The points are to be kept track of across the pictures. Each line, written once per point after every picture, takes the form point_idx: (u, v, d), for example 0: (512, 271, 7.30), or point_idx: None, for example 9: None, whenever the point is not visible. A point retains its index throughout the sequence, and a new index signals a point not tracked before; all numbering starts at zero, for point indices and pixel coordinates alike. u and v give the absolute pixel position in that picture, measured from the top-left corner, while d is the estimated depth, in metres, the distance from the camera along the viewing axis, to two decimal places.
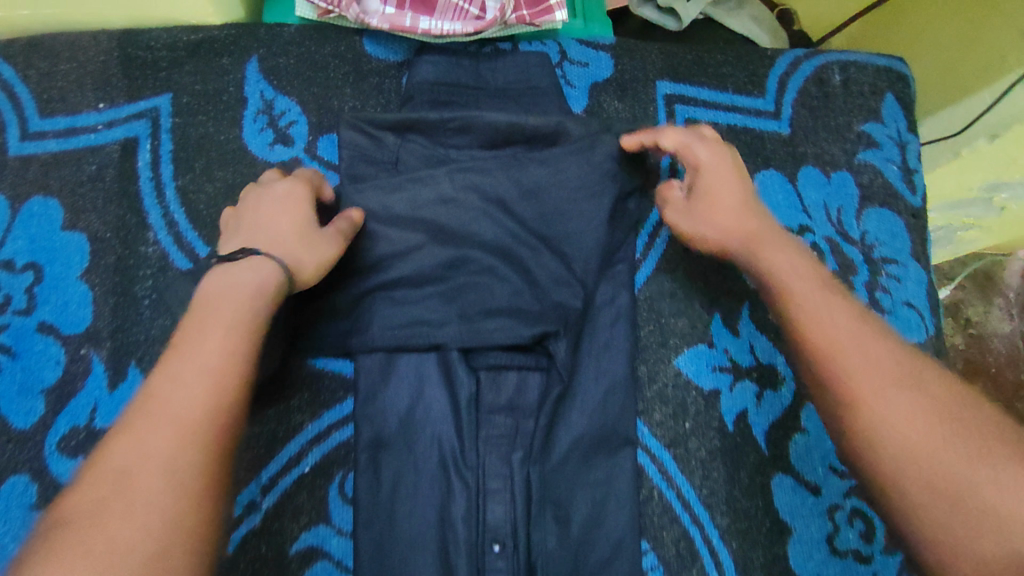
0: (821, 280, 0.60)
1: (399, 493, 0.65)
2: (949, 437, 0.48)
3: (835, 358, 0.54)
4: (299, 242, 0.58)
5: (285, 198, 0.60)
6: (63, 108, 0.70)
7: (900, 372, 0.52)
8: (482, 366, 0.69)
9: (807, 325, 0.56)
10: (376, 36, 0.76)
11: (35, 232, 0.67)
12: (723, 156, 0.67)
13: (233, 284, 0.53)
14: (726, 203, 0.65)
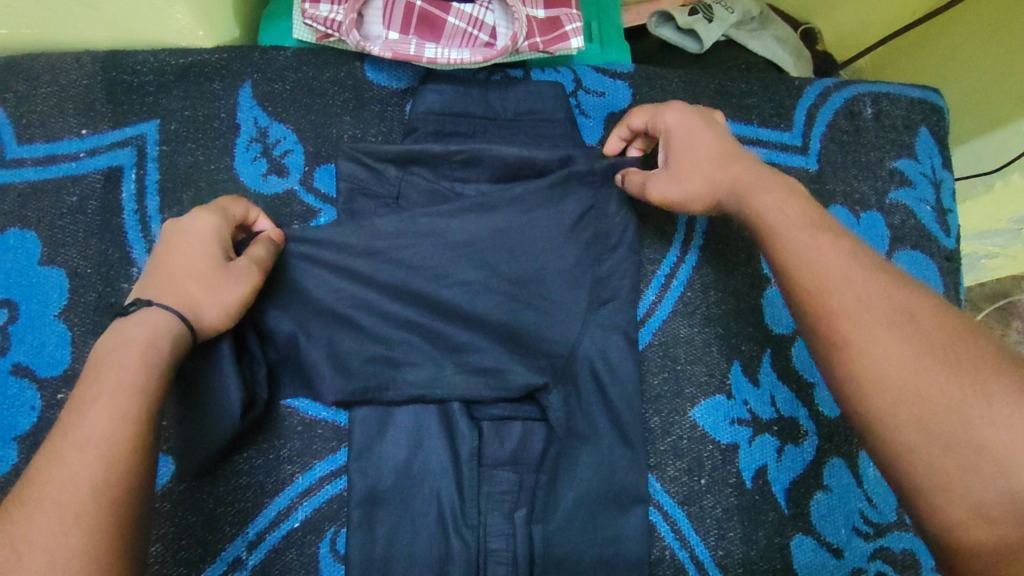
0: (810, 216, 0.54)
1: (394, 551, 0.60)
2: (938, 374, 0.42)
3: (822, 300, 0.48)
4: (202, 284, 0.53)
5: (194, 231, 0.55)
6: (44, 134, 0.66)
7: (893, 308, 0.46)
8: (485, 417, 0.64)
9: (790, 266, 0.51)
10: (379, 62, 0.71)
11: (10, 266, 0.63)
12: (693, 115, 0.62)
13: (138, 323, 0.50)
14: (701, 161, 0.59)
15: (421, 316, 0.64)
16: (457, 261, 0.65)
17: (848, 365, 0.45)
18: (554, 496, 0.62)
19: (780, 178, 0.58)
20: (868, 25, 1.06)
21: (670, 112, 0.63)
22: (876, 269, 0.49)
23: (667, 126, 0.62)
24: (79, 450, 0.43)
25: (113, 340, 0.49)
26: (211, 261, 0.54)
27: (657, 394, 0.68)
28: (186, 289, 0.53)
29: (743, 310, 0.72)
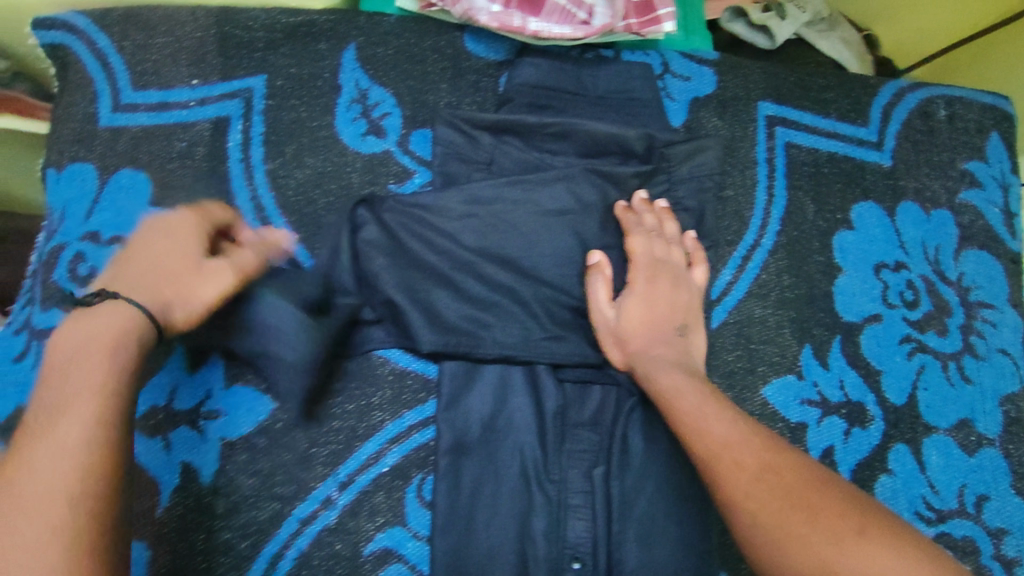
0: (705, 394, 0.60)
1: (478, 499, 0.62)
2: (809, 516, 0.49)
3: (712, 463, 0.54)
4: (178, 281, 0.53)
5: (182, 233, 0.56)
6: (156, 82, 0.68)
7: (759, 464, 0.53)
8: (569, 378, 0.67)
9: (689, 438, 0.57)
10: (478, 34, 0.74)
11: (122, 205, 0.66)
12: (658, 278, 0.67)
13: (95, 323, 0.49)
14: (646, 338, 0.64)
15: (513, 278, 0.66)
16: (547, 230, 0.68)
17: (734, 514, 0.52)
18: (628, 454, 0.65)
19: (688, 364, 0.64)
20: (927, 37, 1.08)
21: (638, 237, 0.67)
22: (754, 433, 0.56)
23: (634, 284, 0.66)
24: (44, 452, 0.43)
25: (74, 340, 0.49)
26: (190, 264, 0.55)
27: (731, 369, 0.70)
28: (163, 284, 0.53)
29: (816, 295, 0.74)
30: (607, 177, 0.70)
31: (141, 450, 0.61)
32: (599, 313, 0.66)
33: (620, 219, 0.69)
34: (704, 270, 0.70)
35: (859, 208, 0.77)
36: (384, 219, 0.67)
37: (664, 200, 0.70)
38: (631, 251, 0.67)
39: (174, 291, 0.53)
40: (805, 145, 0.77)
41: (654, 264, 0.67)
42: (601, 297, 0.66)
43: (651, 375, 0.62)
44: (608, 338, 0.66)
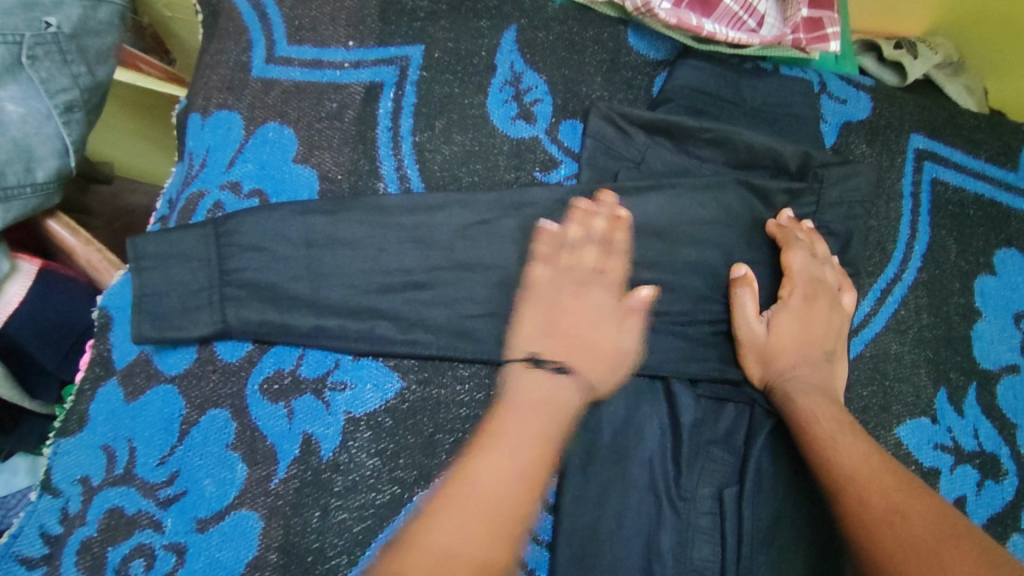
0: (848, 423, 0.58)
1: (606, 510, 0.58)
2: (933, 567, 0.45)
3: (844, 489, 0.53)
4: (610, 338, 0.62)
5: (580, 291, 0.62)
6: (312, 39, 0.67)
7: (886, 507, 0.50)
8: (706, 394, 0.65)
9: (822, 462, 0.55)
10: (641, 29, 0.72)
11: (266, 158, 0.63)
12: (816, 298, 0.65)
13: (537, 394, 0.59)
14: (793, 359, 0.63)
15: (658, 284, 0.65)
16: (695, 234, 0.66)
17: (858, 551, 0.49)
18: (762, 475, 0.61)
19: (830, 391, 0.62)
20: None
21: (798, 251, 0.65)
22: (891, 473, 0.53)
23: (789, 299, 0.65)
24: (484, 480, 0.53)
25: (528, 396, 0.59)
26: (609, 326, 0.62)
27: (865, 405, 0.67)
28: (614, 346, 0.62)
29: (954, 338, 0.71)
30: (757, 189, 0.68)
31: (266, 416, 0.57)
32: (744, 323, 0.64)
33: (772, 231, 0.67)
34: (852, 298, 0.68)
35: (1002, 255, 0.74)
36: (538, 202, 0.64)
37: (812, 221, 0.69)
38: (788, 267, 0.65)
39: (612, 364, 0.62)
40: (953, 183, 0.75)
41: (814, 283, 0.65)
42: (749, 308, 0.64)
43: (789, 395, 0.61)
44: (752, 354, 0.64)
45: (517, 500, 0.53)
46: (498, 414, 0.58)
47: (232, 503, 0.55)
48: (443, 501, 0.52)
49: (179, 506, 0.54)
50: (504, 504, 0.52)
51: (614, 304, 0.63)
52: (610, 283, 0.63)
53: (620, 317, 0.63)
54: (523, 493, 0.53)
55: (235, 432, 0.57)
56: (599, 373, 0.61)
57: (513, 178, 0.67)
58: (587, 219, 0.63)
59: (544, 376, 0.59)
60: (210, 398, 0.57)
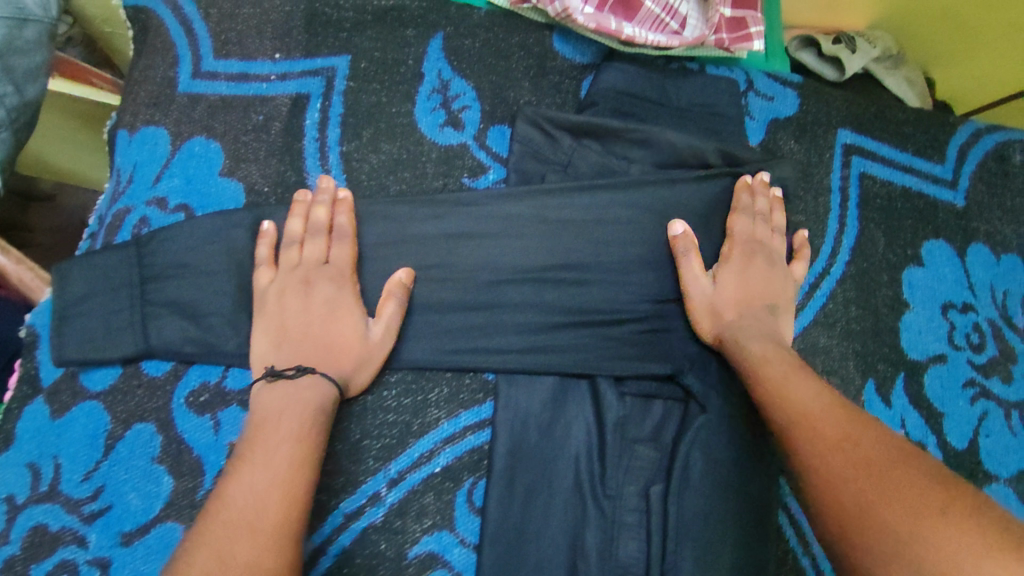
0: (798, 367, 0.60)
1: (530, 511, 0.61)
2: (884, 484, 0.45)
3: (800, 425, 0.53)
4: (349, 332, 0.59)
5: (300, 287, 0.60)
6: (238, 52, 0.67)
7: (841, 438, 0.50)
8: (631, 392, 0.66)
9: (775, 405, 0.56)
10: (567, 34, 0.72)
11: (192, 173, 0.64)
12: (755, 255, 0.68)
13: (293, 393, 0.56)
14: (740, 310, 0.65)
15: (582, 287, 0.66)
16: (618, 236, 0.68)
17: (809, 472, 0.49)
18: (688, 471, 0.62)
19: (781, 342, 0.63)
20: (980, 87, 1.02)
21: (743, 215, 0.68)
22: (845, 411, 0.53)
23: (731, 256, 0.67)
24: (243, 488, 0.49)
25: (270, 407, 0.55)
26: (349, 314, 0.60)
27: None
28: (350, 346, 0.59)
29: (881, 330, 0.73)
30: (684, 190, 0.69)
31: (192, 429, 0.59)
32: (689, 278, 0.66)
33: (739, 193, 0.69)
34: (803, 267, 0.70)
35: (930, 246, 0.76)
36: (464, 209, 0.66)
37: (780, 190, 0.71)
38: (731, 229, 0.68)
39: (359, 364, 0.60)
40: (881, 177, 0.77)
41: (758, 238, 0.69)
42: (695, 262, 0.66)
43: (739, 342, 0.63)
44: (701, 310, 0.65)
45: (275, 496, 0.49)
46: (262, 422, 0.54)
47: (157, 514, 0.56)
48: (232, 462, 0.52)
49: (103, 521, 0.56)
50: (263, 499, 0.48)
51: (348, 296, 0.60)
52: (337, 274, 0.61)
53: (335, 310, 0.60)
54: (293, 498, 0.49)
55: (161, 445, 0.58)
56: (340, 372, 0.59)
57: (440, 185, 0.68)
58: (307, 211, 0.62)
59: (292, 383, 0.56)
60: (135, 412, 0.58)
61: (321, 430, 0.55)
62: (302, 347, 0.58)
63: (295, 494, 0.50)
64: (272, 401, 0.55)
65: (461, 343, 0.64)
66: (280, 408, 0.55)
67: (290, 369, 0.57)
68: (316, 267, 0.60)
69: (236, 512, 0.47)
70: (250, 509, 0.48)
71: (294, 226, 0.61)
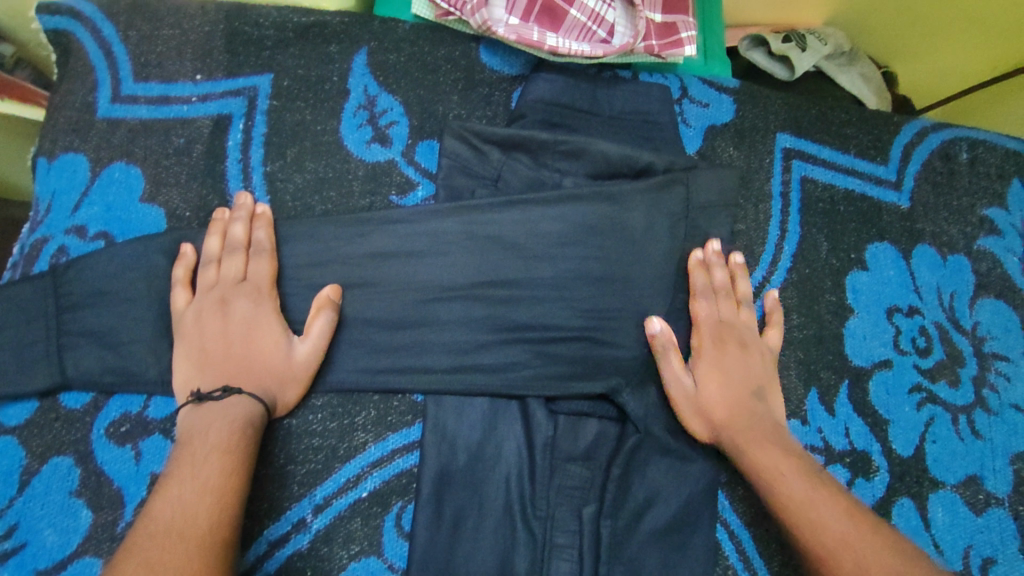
0: (790, 450, 0.60)
1: (460, 533, 0.59)
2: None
3: (807, 511, 0.55)
4: (273, 349, 0.58)
5: (216, 308, 0.58)
6: (158, 75, 0.67)
7: (849, 530, 0.53)
8: (562, 411, 0.65)
9: (777, 485, 0.57)
10: (494, 46, 0.72)
11: (112, 200, 0.63)
12: (726, 342, 0.66)
13: (220, 409, 0.55)
14: (728, 403, 0.63)
15: (513, 303, 0.65)
16: (550, 249, 0.66)
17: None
18: (624, 492, 0.62)
19: (770, 417, 0.63)
20: (942, 77, 0.98)
21: (704, 301, 0.66)
22: (828, 491, 0.56)
23: (702, 348, 0.65)
24: (175, 499, 0.49)
25: (197, 425, 0.55)
26: (274, 331, 0.59)
27: None
28: (275, 364, 0.58)
29: (825, 337, 0.71)
30: (617, 200, 0.67)
31: (111, 460, 0.58)
32: (674, 382, 0.63)
33: (696, 278, 0.67)
34: (778, 333, 0.68)
35: (875, 249, 0.74)
36: (388, 228, 0.64)
37: (740, 256, 0.69)
38: (697, 316, 0.66)
39: (283, 380, 0.59)
40: (823, 180, 0.75)
41: (729, 318, 0.67)
42: (671, 356, 0.64)
43: (737, 444, 0.61)
44: (688, 409, 0.63)
45: (212, 510, 0.49)
46: (192, 437, 0.54)
47: (75, 549, 0.55)
48: (164, 480, 0.51)
49: (18, 560, 0.54)
50: (201, 514, 0.49)
51: (266, 313, 0.59)
52: (254, 290, 0.59)
53: (253, 329, 0.58)
54: (225, 506, 0.50)
55: (80, 478, 0.57)
56: (268, 392, 0.58)
57: (367, 203, 0.67)
58: (225, 228, 0.61)
59: (216, 407, 0.55)
60: (52, 445, 0.58)
61: (251, 442, 0.55)
62: (225, 368, 0.57)
63: (227, 503, 0.50)
64: (197, 421, 0.55)
65: (388, 364, 0.62)
66: (207, 425, 0.54)
67: (217, 391, 0.55)
68: (233, 286, 0.59)
69: (179, 526, 0.48)
70: (187, 522, 0.48)
71: (211, 245, 0.60)
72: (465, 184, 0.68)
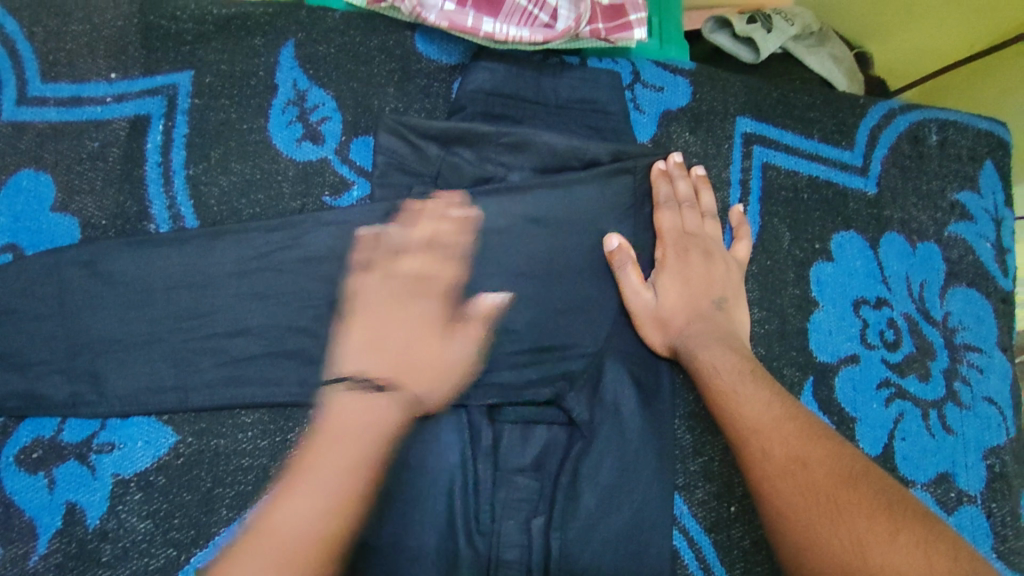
0: (750, 369, 0.58)
1: (399, 553, 0.55)
2: (826, 511, 0.45)
3: (753, 435, 0.52)
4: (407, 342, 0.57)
5: (401, 300, 0.58)
6: (69, 74, 0.62)
7: (790, 454, 0.49)
8: (509, 419, 0.61)
9: (727, 407, 0.55)
10: (430, 34, 0.68)
11: (20, 210, 0.59)
12: (689, 251, 0.64)
13: (356, 418, 0.55)
14: (686, 314, 0.62)
15: (453, 303, 0.61)
16: (493, 248, 0.62)
17: (764, 510, 0.48)
18: (573, 502, 0.57)
19: (731, 335, 0.61)
20: (918, 54, 0.93)
21: (667, 211, 0.65)
22: (791, 419, 0.53)
23: (665, 260, 0.64)
24: (288, 514, 0.51)
25: (347, 418, 0.55)
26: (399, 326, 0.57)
27: (693, 411, 0.64)
28: (445, 365, 0.58)
29: (788, 332, 0.68)
30: (564, 191, 0.64)
31: (23, 489, 0.55)
32: (629, 292, 0.62)
33: (654, 179, 0.66)
34: (748, 245, 0.67)
35: (840, 238, 0.71)
36: (321, 228, 0.61)
37: (700, 168, 0.68)
38: (658, 227, 0.65)
39: (440, 384, 0.58)
40: (785, 166, 0.72)
41: (696, 229, 0.65)
42: (631, 265, 0.63)
43: (692, 352, 0.60)
44: (647, 323, 0.62)
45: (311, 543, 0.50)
46: (326, 436, 0.54)
47: None
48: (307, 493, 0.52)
49: None
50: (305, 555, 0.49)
51: (445, 315, 0.59)
52: (430, 290, 0.59)
53: (447, 334, 0.59)
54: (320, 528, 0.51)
55: None
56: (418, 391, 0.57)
57: (299, 206, 0.63)
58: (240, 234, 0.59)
59: (370, 398, 0.55)
60: None
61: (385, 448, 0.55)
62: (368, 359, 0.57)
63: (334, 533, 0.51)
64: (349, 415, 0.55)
65: (321, 376, 0.58)
66: (341, 429, 0.54)
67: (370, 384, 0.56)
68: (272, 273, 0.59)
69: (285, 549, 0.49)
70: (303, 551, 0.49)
71: (394, 236, 0.60)
72: (402, 181, 0.63)
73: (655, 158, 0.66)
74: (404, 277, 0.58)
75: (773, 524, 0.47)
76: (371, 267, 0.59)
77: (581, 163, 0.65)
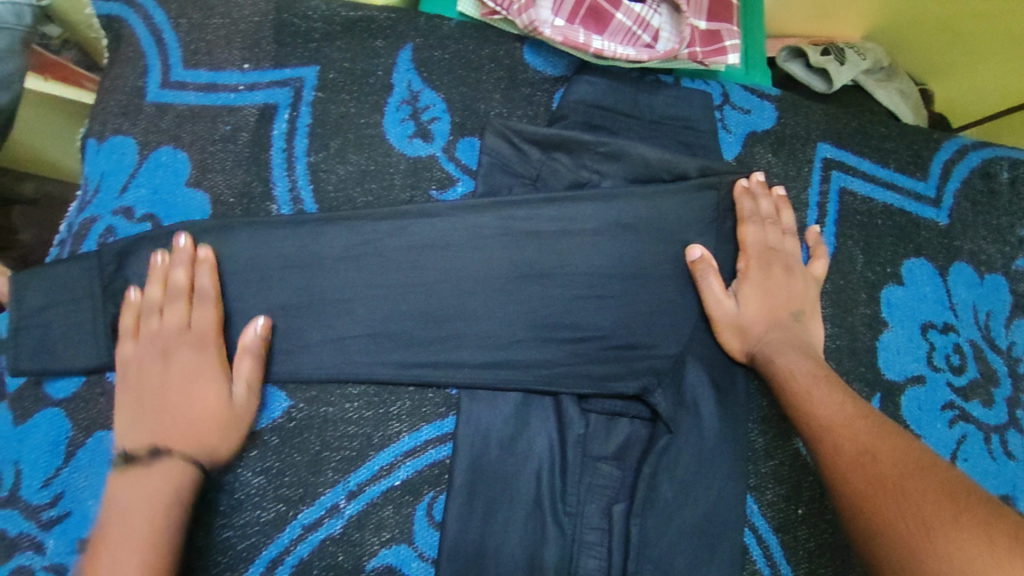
0: (826, 376, 0.60)
1: (489, 526, 0.59)
2: (893, 500, 0.48)
3: (828, 434, 0.55)
4: (177, 398, 0.57)
5: (171, 348, 0.58)
6: (207, 63, 0.68)
7: (860, 451, 0.52)
8: (595, 409, 0.64)
9: (805, 408, 0.58)
10: (537, 47, 0.73)
11: (159, 183, 0.64)
12: (771, 265, 0.68)
13: (151, 484, 0.54)
14: (765, 324, 0.65)
15: (549, 298, 0.65)
16: (587, 248, 0.66)
17: (839, 503, 0.51)
18: (653, 493, 0.61)
19: (807, 347, 0.64)
20: (983, 95, 0.97)
21: (751, 226, 0.68)
22: (866, 419, 0.55)
23: (747, 271, 0.67)
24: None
25: (119, 505, 0.54)
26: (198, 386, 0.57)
27: (766, 416, 0.67)
28: (213, 410, 0.57)
29: (858, 348, 0.71)
30: (656, 200, 0.67)
31: None
32: (712, 301, 0.66)
33: (737, 195, 0.69)
34: (824, 263, 0.70)
35: (910, 264, 0.74)
36: (430, 219, 0.65)
37: (781, 187, 0.71)
38: (742, 240, 0.68)
39: (226, 432, 0.57)
40: (862, 192, 0.75)
41: (774, 250, 0.68)
42: (714, 276, 0.66)
43: (770, 358, 0.63)
44: (728, 329, 0.65)
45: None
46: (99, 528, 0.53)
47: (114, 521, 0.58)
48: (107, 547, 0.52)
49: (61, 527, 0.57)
50: None
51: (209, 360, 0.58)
52: (198, 339, 0.59)
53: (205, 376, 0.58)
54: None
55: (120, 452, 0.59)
56: (205, 447, 0.57)
57: (408, 197, 0.68)
58: (165, 275, 0.59)
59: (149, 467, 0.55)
60: (97, 419, 0.60)
61: (174, 529, 0.53)
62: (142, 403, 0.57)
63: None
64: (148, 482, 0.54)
65: (423, 356, 0.63)
66: (142, 491, 0.54)
67: (144, 453, 0.55)
68: (177, 335, 0.58)
69: None
70: None
71: (152, 293, 0.59)
72: (504, 180, 0.68)
73: (739, 175, 0.70)
74: (166, 328, 0.58)
75: (848, 514, 0.50)
76: (147, 310, 0.59)
77: (673, 175, 0.69)
